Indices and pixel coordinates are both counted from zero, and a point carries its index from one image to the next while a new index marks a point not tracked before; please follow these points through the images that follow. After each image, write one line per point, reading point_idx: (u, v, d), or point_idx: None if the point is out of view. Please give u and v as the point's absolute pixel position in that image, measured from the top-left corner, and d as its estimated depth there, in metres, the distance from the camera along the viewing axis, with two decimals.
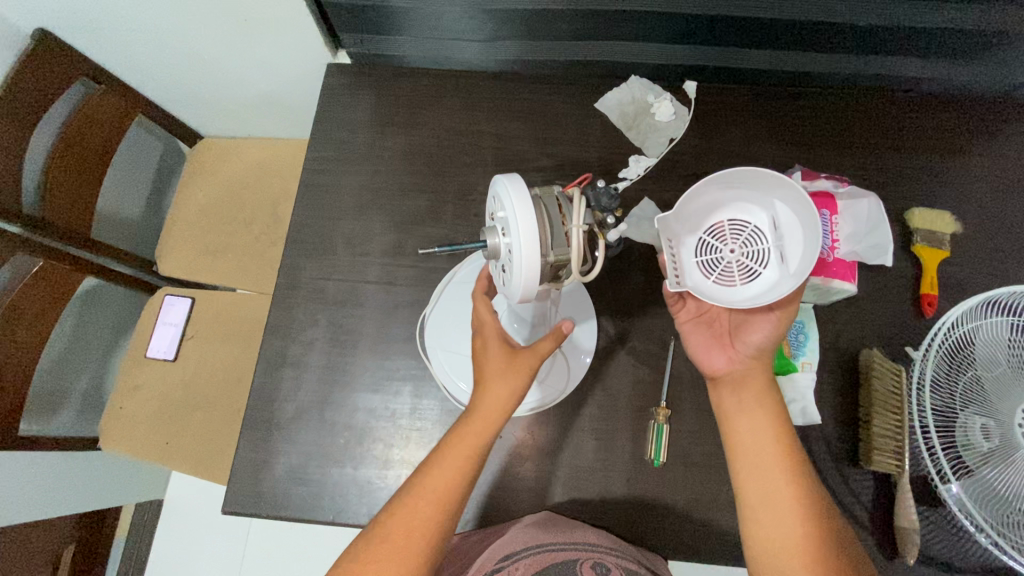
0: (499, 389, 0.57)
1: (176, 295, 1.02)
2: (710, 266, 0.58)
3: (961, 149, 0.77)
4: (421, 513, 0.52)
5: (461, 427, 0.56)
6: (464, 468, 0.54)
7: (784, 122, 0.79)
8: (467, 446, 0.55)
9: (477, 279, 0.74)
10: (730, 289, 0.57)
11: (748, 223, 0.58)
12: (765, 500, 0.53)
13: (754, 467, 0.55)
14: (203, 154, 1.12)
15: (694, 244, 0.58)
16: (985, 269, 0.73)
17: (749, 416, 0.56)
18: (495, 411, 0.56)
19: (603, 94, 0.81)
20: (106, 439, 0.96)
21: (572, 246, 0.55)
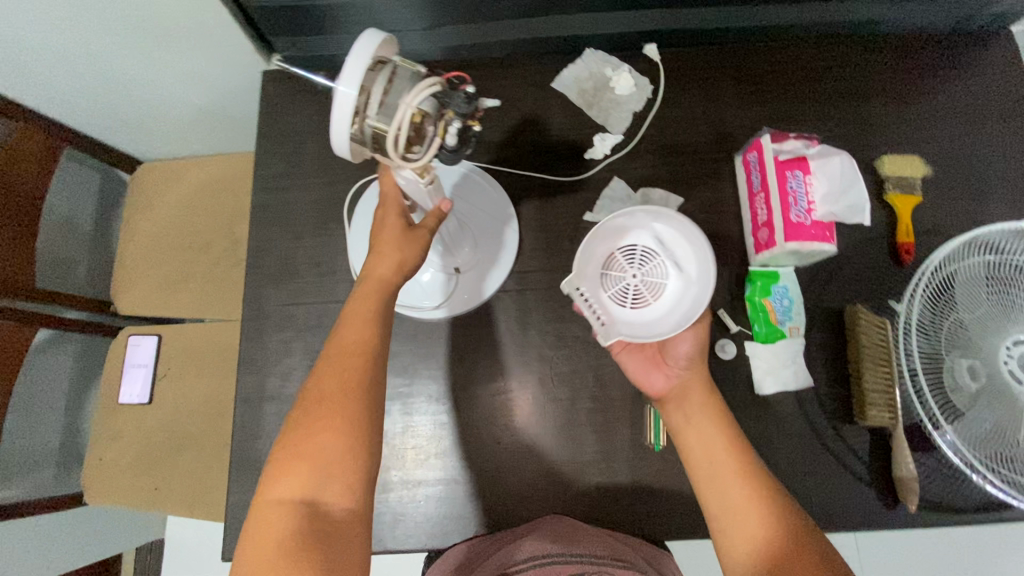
0: (388, 264, 0.54)
1: (142, 334, 0.97)
2: (621, 296, 0.59)
3: (925, 89, 0.76)
4: (346, 384, 0.49)
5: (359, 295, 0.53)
6: (373, 330, 0.52)
7: (746, 82, 0.77)
8: (372, 309, 0.52)
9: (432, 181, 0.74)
10: (650, 310, 0.58)
11: (635, 245, 0.59)
12: (719, 495, 0.53)
13: (709, 464, 0.54)
14: (145, 180, 1.05)
15: (597, 290, 0.59)
16: (960, 209, 0.72)
17: (698, 415, 0.57)
18: (389, 280, 0.54)
19: (558, 72, 0.78)
20: (91, 493, 0.92)
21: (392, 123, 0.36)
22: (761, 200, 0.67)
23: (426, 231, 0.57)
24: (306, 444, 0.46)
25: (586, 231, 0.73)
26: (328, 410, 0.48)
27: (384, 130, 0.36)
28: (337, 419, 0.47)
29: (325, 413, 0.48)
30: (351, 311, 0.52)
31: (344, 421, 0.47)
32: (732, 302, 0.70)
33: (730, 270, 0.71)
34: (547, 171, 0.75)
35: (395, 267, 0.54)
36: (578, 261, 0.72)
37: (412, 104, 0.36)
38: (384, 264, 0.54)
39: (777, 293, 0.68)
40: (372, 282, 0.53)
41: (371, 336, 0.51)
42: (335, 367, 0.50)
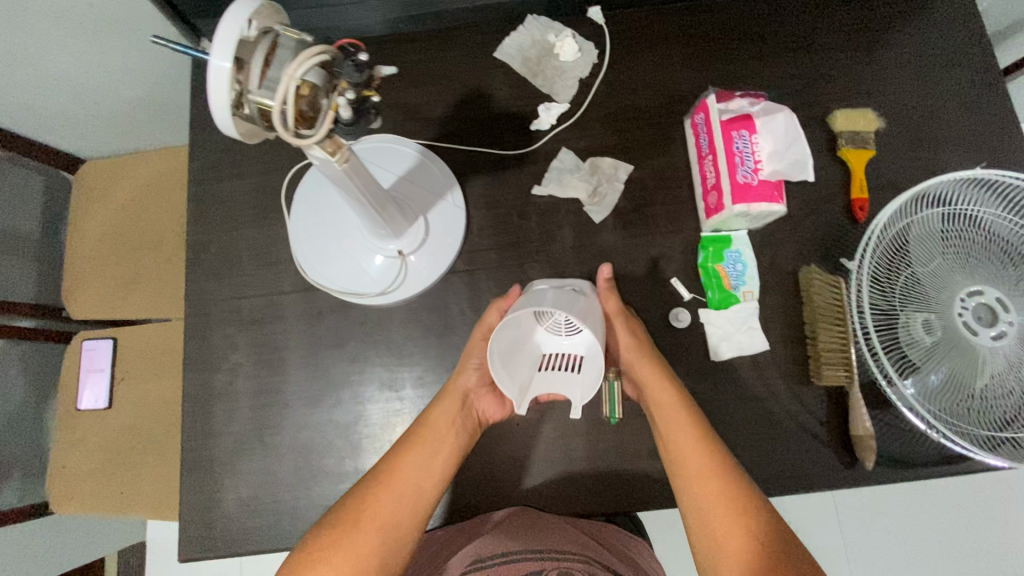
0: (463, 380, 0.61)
1: (96, 338, 0.95)
2: (571, 327, 0.55)
3: (877, 40, 0.74)
4: (404, 499, 0.56)
5: (439, 411, 0.60)
6: (443, 444, 0.59)
7: (695, 41, 0.74)
8: (450, 426, 0.60)
9: (373, 152, 0.69)
10: (590, 340, 0.54)
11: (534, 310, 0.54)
12: (712, 521, 0.54)
13: (698, 488, 0.55)
14: (88, 179, 1.01)
15: (562, 345, 0.55)
16: (915, 161, 0.71)
17: (683, 441, 0.56)
18: (460, 393, 0.61)
19: (500, 42, 0.75)
20: (57, 502, 0.91)
21: (276, 98, 0.33)
22: (710, 162, 0.64)
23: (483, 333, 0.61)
24: (349, 541, 0.54)
25: (535, 205, 0.71)
26: (373, 519, 0.55)
27: (269, 105, 0.34)
28: (382, 534, 0.55)
29: (376, 522, 0.55)
30: (434, 421, 0.59)
31: (389, 536, 0.55)
32: (686, 270, 0.68)
33: (683, 237, 0.69)
34: (493, 145, 0.73)
35: (474, 381, 0.62)
36: (528, 237, 0.70)
37: (295, 77, 0.33)
38: (466, 382, 0.61)
39: (730, 258, 0.67)
40: (453, 398, 0.61)
41: (439, 461, 0.58)
42: (402, 477, 0.57)
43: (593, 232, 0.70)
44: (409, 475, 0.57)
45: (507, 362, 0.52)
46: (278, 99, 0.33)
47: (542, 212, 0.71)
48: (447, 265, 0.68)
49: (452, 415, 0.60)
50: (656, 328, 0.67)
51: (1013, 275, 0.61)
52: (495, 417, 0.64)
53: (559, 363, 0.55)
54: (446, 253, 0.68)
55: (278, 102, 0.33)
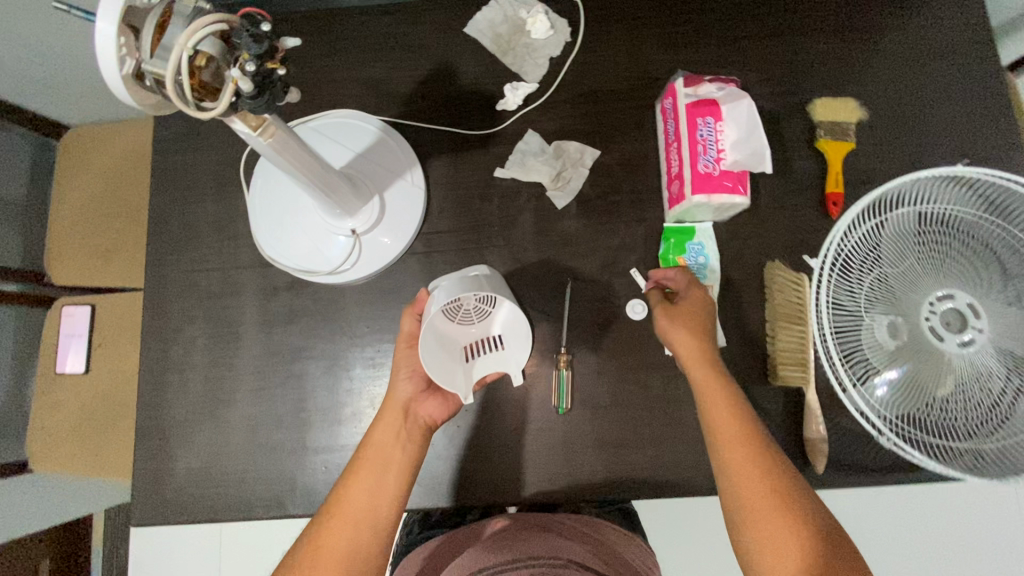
0: (398, 393, 0.58)
1: (76, 304, 0.97)
2: (477, 314, 0.58)
3: (867, 24, 0.69)
4: (358, 525, 0.52)
5: (379, 429, 0.57)
6: (390, 460, 0.55)
7: (674, 21, 0.71)
8: (395, 442, 0.56)
9: (327, 131, 0.68)
10: (499, 317, 0.59)
11: (450, 313, 0.57)
12: (752, 505, 0.49)
13: (738, 467, 0.51)
14: (73, 146, 1.02)
15: (482, 330, 0.59)
16: (898, 156, 0.67)
17: (722, 428, 0.53)
18: (396, 406, 0.58)
19: (470, 17, 0.72)
20: (37, 460, 0.94)
21: (169, 66, 0.32)
22: (674, 150, 0.62)
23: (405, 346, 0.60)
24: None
25: (497, 188, 0.69)
26: (333, 554, 0.51)
27: (162, 74, 0.33)
28: (347, 563, 0.51)
29: (335, 557, 0.51)
30: (375, 440, 0.56)
31: (354, 565, 0.51)
32: (647, 260, 0.66)
33: (646, 227, 0.67)
34: (458, 125, 0.71)
35: (408, 390, 0.58)
36: (488, 221, 0.69)
37: (186, 45, 0.32)
38: (400, 393, 0.58)
39: (692, 252, 0.65)
40: (392, 412, 0.57)
41: (389, 479, 0.54)
42: (350, 506, 0.53)
43: (554, 219, 0.68)
44: (358, 498, 0.54)
45: (443, 366, 0.54)
46: (169, 68, 0.32)
47: (504, 196, 0.69)
48: (404, 246, 0.67)
49: (394, 430, 0.57)
50: (612, 319, 0.66)
51: (988, 276, 0.58)
52: (444, 419, 0.60)
53: (480, 345, 0.59)
54: (404, 235, 0.67)
55: (167, 74, 0.32)
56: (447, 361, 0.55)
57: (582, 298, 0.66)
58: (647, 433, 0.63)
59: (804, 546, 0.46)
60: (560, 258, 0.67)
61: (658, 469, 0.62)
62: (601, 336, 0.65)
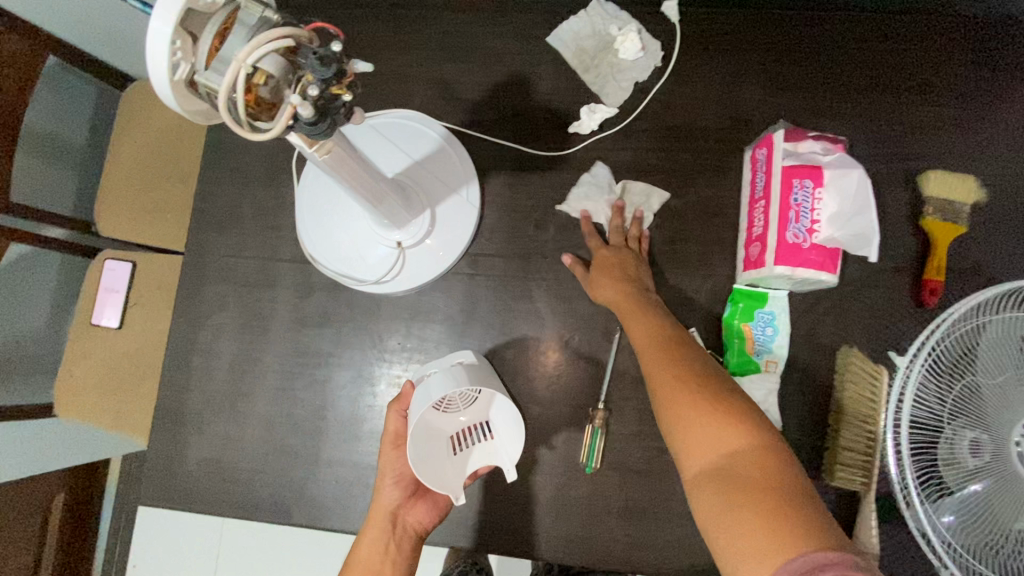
0: (383, 505, 0.54)
1: (118, 260, 0.97)
2: (464, 401, 0.55)
3: (1007, 90, 0.60)
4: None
5: (364, 543, 0.52)
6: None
7: (780, 58, 0.63)
8: (383, 558, 0.52)
9: (385, 134, 0.64)
10: (490, 405, 0.55)
11: (434, 406, 0.53)
12: (668, 391, 0.45)
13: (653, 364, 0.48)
14: (136, 99, 1.01)
15: (467, 419, 0.56)
16: (1016, 247, 0.59)
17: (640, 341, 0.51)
18: (382, 517, 0.53)
19: (555, 25, 0.67)
20: (62, 407, 0.94)
21: (224, 86, 0.28)
22: (761, 208, 0.56)
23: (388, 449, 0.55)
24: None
25: (556, 216, 0.64)
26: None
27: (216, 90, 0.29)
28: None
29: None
30: (360, 556, 0.51)
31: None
32: (707, 321, 0.61)
33: (711, 284, 0.62)
34: (525, 141, 0.66)
35: (394, 497, 0.54)
36: (541, 250, 0.64)
37: (246, 62, 0.28)
38: (386, 503, 0.54)
39: (760, 320, 0.59)
40: (378, 524, 0.53)
41: None
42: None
43: None
44: None
45: (429, 459, 0.51)
46: (224, 86, 0.28)
47: (562, 226, 0.64)
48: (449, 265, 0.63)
49: (381, 544, 0.52)
50: None
51: None
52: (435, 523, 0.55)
53: (469, 437, 0.55)
54: (450, 254, 0.63)
55: (222, 92, 0.28)
56: (432, 455, 0.52)
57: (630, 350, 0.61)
58: (677, 509, 0.58)
59: (723, 423, 0.41)
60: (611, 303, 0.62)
61: (684, 550, 0.57)
62: (644, 395, 0.60)
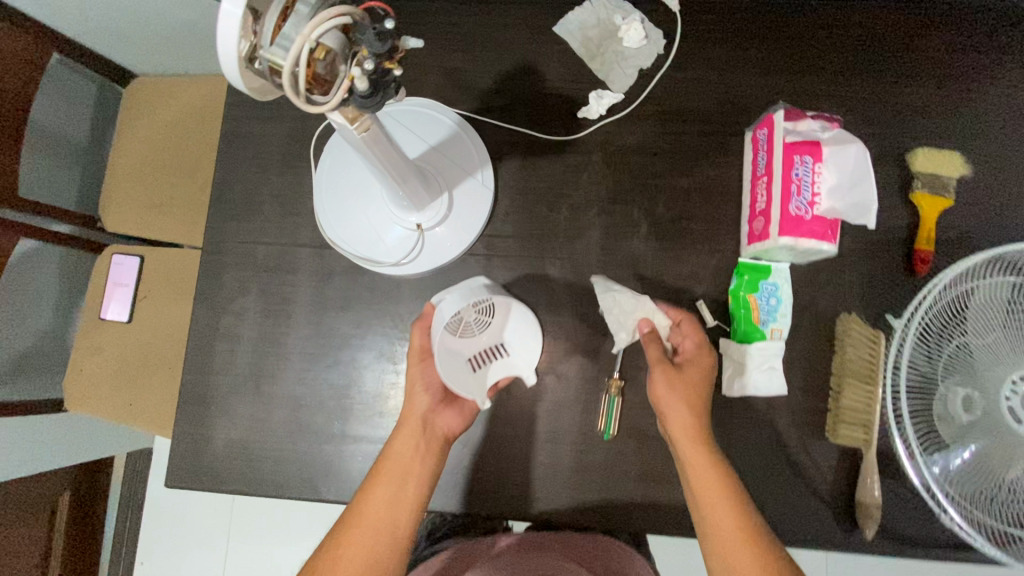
0: (414, 405, 0.59)
1: (125, 253, 0.97)
2: (484, 320, 0.61)
3: (987, 72, 0.64)
4: (377, 537, 0.54)
5: (399, 442, 0.57)
6: (404, 481, 0.56)
7: (777, 45, 0.67)
8: (414, 453, 0.57)
9: (399, 120, 0.66)
10: (504, 326, 0.63)
11: (459, 325, 0.59)
12: (719, 519, 0.53)
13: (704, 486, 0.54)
14: (138, 95, 1.02)
15: (485, 340, 0.62)
16: (997, 218, 0.63)
17: (711, 493, 0.54)
18: (413, 416, 0.58)
19: (562, 15, 0.69)
20: (71, 401, 0.95)
21: (289, 60, 0.31)
22: (763, 184, 0.59)
23: (416, 359, 0.60)
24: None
25: (568, 198, 0.67)
26: (353, 561, 0.53)
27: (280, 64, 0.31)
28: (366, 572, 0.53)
29: (357, 563, 0.53)
30: (394, 453, 0.57)
31: (374, 573, 0.54)
32: (715, 294, 0.64)
33: (718, 259, 0.65)
34: (536, 126, 0.68)
35: (425, 402, 0.59)
36: (554, 230, 0.67)
37: (311, 37, 0.30)
38: (416, 407, 0.59)
39: (765, 291, 0.62)
40: (410, 426, 0.58)
41: (409, 489, 0.56)
42: (371, 514, 0.55)
43: (624, 237, 0.66)
44: (379, 508, 0.55)
45: (456, 374, 0.57)
46: (289, 59, 0.30)
47: (573, 207, 0.67)
48: (467, 246, 0.65)
49: (413, 442, 0.58)
50: None
51: None
52: (460, 430, 0.60)
53: (486, 354, 0.62)
54: (467, 235, 0.65)
55: (288, 65, 0.30)
56: (458, 370, 0.58)
57: None
58: None
59: None
60: (624, 279, 0.65)
61: None
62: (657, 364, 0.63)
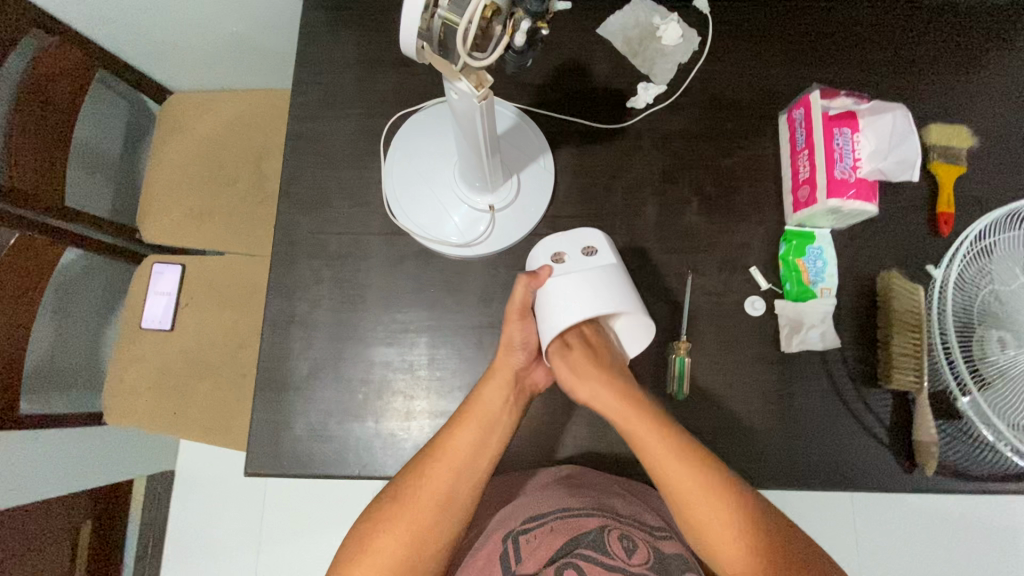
0: (507, 356, 0.61)
1: (166, 263, 0.99)
2: None
3: (980, 58, 0.73)
4: (454, 475, 0.58)
5: (487, 389, 0.60)
6: (486, 432, 0.59)
7: (799, 39, 0.75)
8: (503, 404, 0.60)
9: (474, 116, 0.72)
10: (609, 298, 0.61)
11: None
12: (664, 463, 0.56)
13: (678, 485, 0.56)
14: (174, 110, 1.04)
15: None
16: (1003, 182, 0.71)
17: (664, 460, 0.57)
18: (504, 367, 0.61)
19: (605, 18, 0.76)
20: (112, 413, 0.94)
21: (465, 16, 0.36)
22: (804, 156, 0.66)
23: (516, 319, 0.61)
24: (413, 510, 0.56)
25: (622, 179, 0.72)
26: (430, 495, 0.57)
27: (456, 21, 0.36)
28: (440, 507, 0.56)
29: (432, 498, 0.56)
30: (485, 398, 0.60)
31: (449, 511, 0.57)
32: (766, 260, 0.70)
33: (765, 229, 0.71)
34: (588, 117, 0.74)
35: (521, 358, 0.62)
36: (613, 210, 0.72)
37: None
38: (511, 360, 0.61)
39: (812, 254, 0.68)
40: (502, 376, 0.61)
41: (492, 439, 0.59)
42: (456, 453, 0.58)
43: (677, 213, 0.71)
44: (462, 451, 0.58)
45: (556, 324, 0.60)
46: (466, 15, 0.35)
47: (629, 188, 0.72)
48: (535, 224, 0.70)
49: (503, 393, 0.60)
50: (732, 313, 0.69)
51: None
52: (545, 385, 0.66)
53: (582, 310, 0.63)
54: (533, 216, 0.70)
55: (465, 19, 0.36)
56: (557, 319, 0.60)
57: (702, 291, 0.69)
58: (760, 423, 0.66)
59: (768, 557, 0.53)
60: (681, 251, 0.70)
61: (768, 456, 0.65)
62: (718, 326, 0.68)
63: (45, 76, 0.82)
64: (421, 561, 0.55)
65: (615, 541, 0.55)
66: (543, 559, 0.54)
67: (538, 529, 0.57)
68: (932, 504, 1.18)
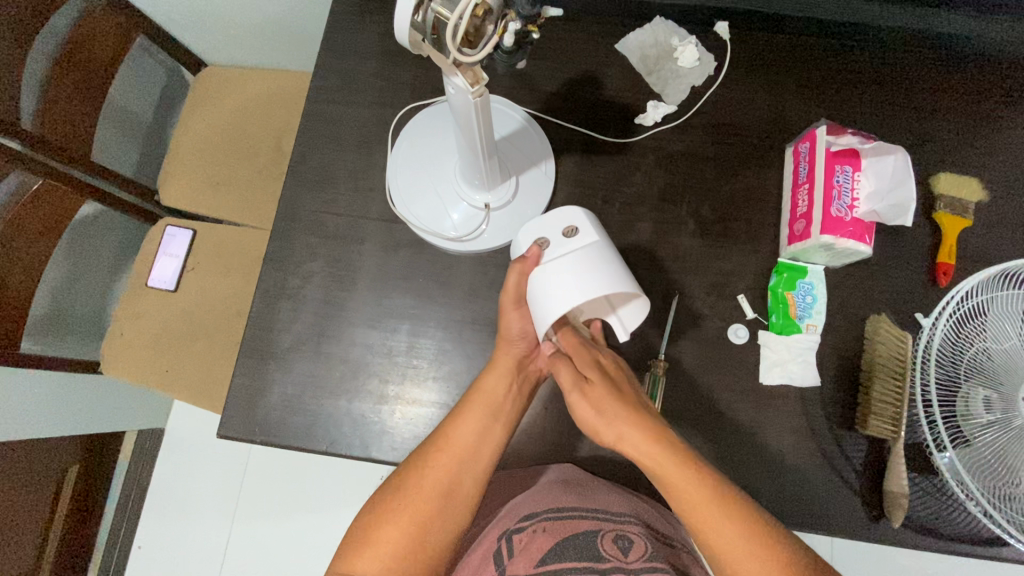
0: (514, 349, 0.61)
1: (179, 226, 1.02)
2: None
3: (998, 113, 0.72)
4: (458, 463, 0.58)
5: (489, 379, 0.60)
6: (487, 421, 0.59)
7: (816, 76, 0.74)
8: (505, 392, 0.60)
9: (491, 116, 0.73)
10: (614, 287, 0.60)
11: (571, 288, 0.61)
12: (692, 504, 0.50)
13: (726, 545, 0.49)
14: (205, 81, 1.08)
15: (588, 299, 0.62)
16: (1009, 239, 0.69)
17: (694, 503, 0.50)
18: (507, 359, 0.61)
19: (623, 34, 0.77)
20: (108, 363, 0.97)
21: (457, 11, 0.38)
22: (804, 191, 0.66)
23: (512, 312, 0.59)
24: (411, 498, 0.56)
25: (621, 193, 0.73)
26: (433, 482, 0.57)
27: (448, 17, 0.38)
28: (443, 495, 0.57)
29: (434, 485, 0.57)
30: (486, 389, 0.60)
31: (450, 500, 0.57)
32: (755, 290, 0.70)
33: (758, 259, 0.70)
34: (596, 129, 0.75)
35: (522, 346, 0.61)
36: (608, 222, 0.72)
37: None
38: (513, 350, 0.61)
39: (801, 289, 0.68)
40: (505, 364, 0.61)
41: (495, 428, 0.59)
42: (457, 444, 0.58)
43: (672, 233, 0.71)
44: (466, 440, 0.59)
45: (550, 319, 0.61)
46: (457, 13, 0.37)
47: (627, 202, 0.72)
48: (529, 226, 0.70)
49: (506, 381, 0.61)
50: (713, 339, 0.68)
51: None
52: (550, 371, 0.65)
53: None
54: (527, 218, 0.70)
55: (456, 15, 0.37)
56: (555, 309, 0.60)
57: (686, 313, 0.69)
58: (729, 452, 0.65)
59: None
60: (671, 271, 0.70)
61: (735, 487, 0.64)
62: (699, 350, 0.68)
63: (86, 34, 0.86)
64: (415, 551, 0.54)
65: (611, 541, 0.52)
66: (533, 560, 0.51)
67: (529, 529, 0.55)
68: (906, 563, 1.16)
